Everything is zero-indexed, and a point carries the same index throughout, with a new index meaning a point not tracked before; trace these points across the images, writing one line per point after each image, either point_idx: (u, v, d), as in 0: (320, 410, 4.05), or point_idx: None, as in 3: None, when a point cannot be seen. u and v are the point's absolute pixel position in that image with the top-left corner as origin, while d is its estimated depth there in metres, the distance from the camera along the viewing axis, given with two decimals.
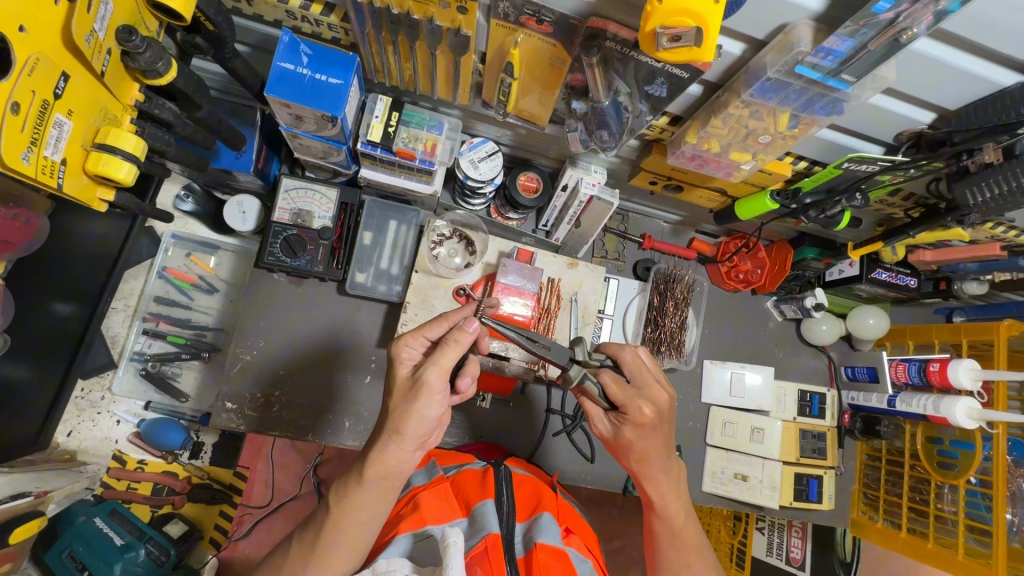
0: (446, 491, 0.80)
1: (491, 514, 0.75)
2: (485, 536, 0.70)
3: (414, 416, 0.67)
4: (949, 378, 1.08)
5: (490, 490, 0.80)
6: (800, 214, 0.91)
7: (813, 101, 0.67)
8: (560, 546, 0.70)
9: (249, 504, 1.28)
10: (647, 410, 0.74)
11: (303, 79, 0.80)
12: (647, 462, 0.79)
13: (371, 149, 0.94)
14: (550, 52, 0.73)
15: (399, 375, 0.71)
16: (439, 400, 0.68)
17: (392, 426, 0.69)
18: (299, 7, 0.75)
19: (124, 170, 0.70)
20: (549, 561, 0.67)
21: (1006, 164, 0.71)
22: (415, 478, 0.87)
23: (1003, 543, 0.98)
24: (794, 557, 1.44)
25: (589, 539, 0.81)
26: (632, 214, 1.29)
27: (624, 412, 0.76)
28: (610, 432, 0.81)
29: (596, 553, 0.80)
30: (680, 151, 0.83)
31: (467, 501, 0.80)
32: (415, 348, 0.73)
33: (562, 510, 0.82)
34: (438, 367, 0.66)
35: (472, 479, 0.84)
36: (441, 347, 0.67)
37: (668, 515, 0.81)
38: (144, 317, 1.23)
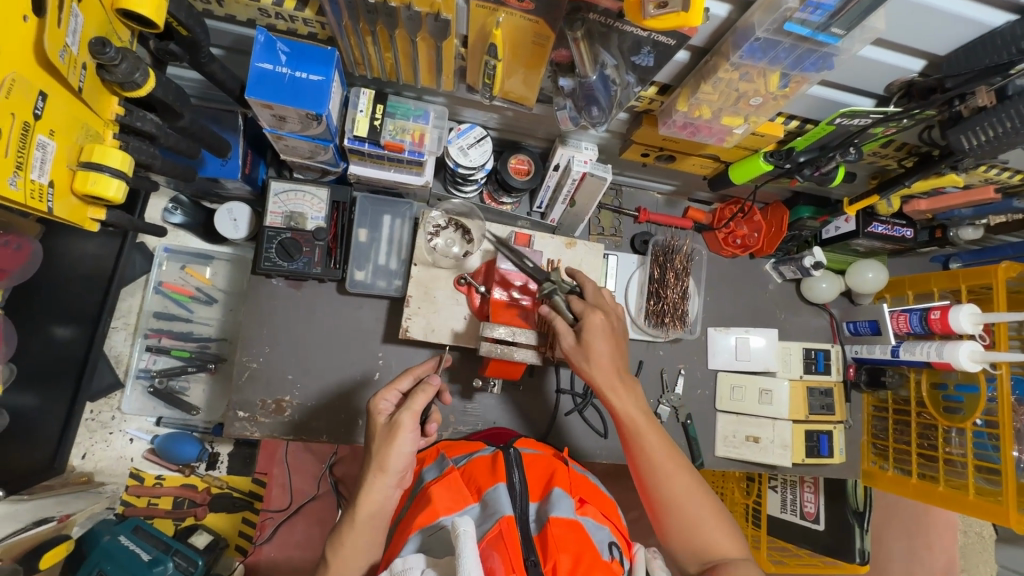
0: (456, 480, 0.81)
1: (503, 497, 0.76)
2: (498, 519, 0.71)
3: (394, 452, 0.77)
4: (950, 324, 1.10)
5: (500, 473, 0.81)
6: (796, 173, 0.90)
7: (803, 57, 0.66)
8: (574, 518, 0.72)
9: (270, 507, 1.28)
10: (601, 317, 0.85)
11: (284, 79, 0.78)
12: (607, 369, 0.84)
13: (359, 145, 0.92)
14: (532, 29, 0.71)
15: (377, 422, 0.81)
16: (413, 439, 0.79)
17: (375, 463, 0.78)
18: (272, 3, 0.73)
19: (113, 187, 0.68)
20: (563, 533, 0.69)
21: (999, 106, 0.69)
22: (426, 474, 0.89)
23: (1011, 479, 1.01)
24: (809, 511, 1.49)
25: (605, 505, 0.83)
26: (626, 187, 1.29)
27: (584, 319, 0.85)
28: (575, 345, 0.84)
29: (614, 519, 0.82)
30: (671, 121, 0.82)
31: (479, 486, 0.81)
32: (389, 400, 0.84)
33: (575, 482, 0.83)
34: (410, 411, 0.79)
35: (482, 466, 0.85)
36: (412, 394, 0.80)
37: (637, 426, 0.83)
38: (145, 333, 1.22)
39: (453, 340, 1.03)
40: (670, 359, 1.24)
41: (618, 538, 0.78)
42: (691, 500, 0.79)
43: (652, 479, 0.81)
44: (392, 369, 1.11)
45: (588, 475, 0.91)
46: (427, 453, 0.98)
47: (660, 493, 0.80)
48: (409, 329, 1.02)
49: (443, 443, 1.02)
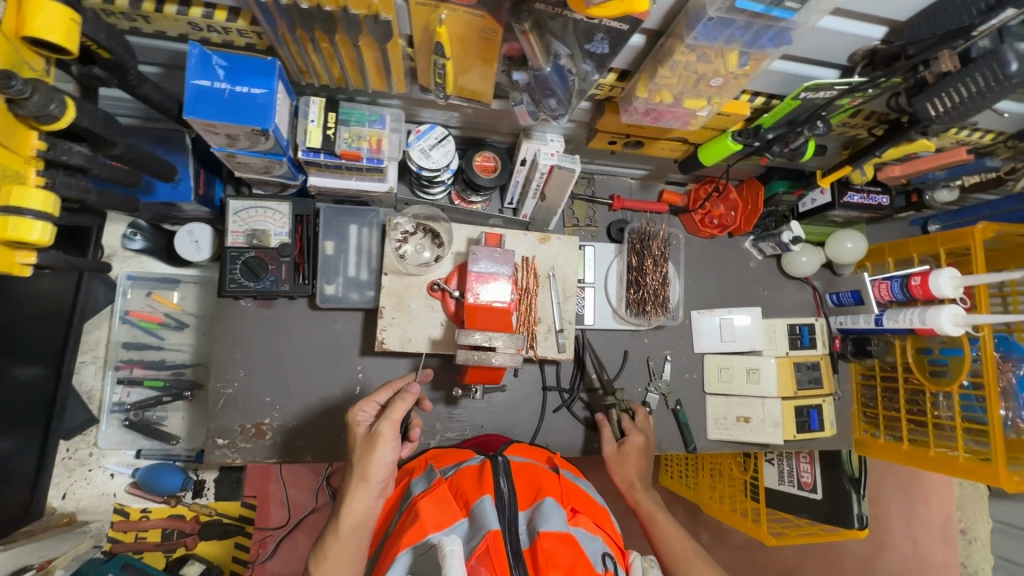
0: (444, 494, 0.79)
1: (490, 510, 0.74)
2: (486, 534, 0.69)
3: (374, 462, 0.80)
4: (931, 290, 1.09)
5: (487, 484, 0.79)
6: (763, 151, 0.89)
7: (761, 33, 0.63)
8: (564, 530, 0.70)
9: (268, 525, 1.27)
10: (642, 438, 1.07)
11: (224, 95, 0.74)
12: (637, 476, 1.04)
13: (314, 156, 0.89)
14: (479, 24, 0.67)
15: (357, 434, 0.84)
16: (393, 447, 0.81)
17: (358, 472, 0.80)
18: (201, 15, 0.68)
19: (37, 230, 0.65)
20: (554, 548, 0.67)
21: (963, 71, 0.66)
22: (415, 487, 0.86)
23: (999, 439, 1.01)
24: (805, 482, 1.47)
25: (597, 512, 0.81)
26: (597, 175, 1.26)
27: (627, 434, 1.08)
28: (614, 451, 1.07)
29: (606, 527, 0.80)
30: (632, 108, 0.79)
31: (467, 500, 0.79)
32: (368, 412, 0.87)
33: (565, 491, 0.81)
34: (389, 420, 0.81)
35: (469, 476, 0.82)
36: (389, 404, 0.82)
37: (658, 519, 0.96)
38: (116, 366, 1.18)
39: (431, 348, 1.01)
40: (656, 347, 1.23)
41: (611, 548, 0.76)
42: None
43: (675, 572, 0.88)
44: (373, 382, 1.08)
45: (579, 481, 0.89)
46: (417, 463, 0.96)
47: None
48: (385, 341, 1.00)
49: (433, 452, 0.99)
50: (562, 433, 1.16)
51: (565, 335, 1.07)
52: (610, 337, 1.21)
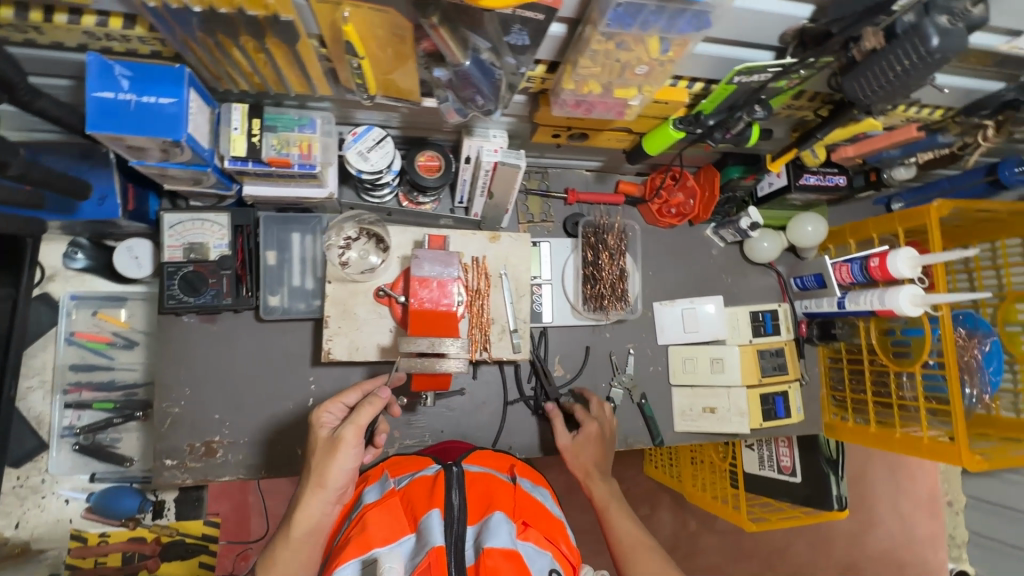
0: (395, 505, 0.74)
1: (437, 526, 0.69)
2: (430, 551, 0.66)
3: (333, 468, 0.76)
4: (889, 270, 1.08)
5: (438, 497, 0.74)
6: (706, 138, 0.87)
7: (676, 17, 0.61)
8: (511, 546, 0.66)
9: (247, 539, 1.26)
10: (597, 425, 1.06)
11: (129, 106, 0.70)
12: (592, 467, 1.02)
13: (242, 165, 0.86)
14: (387, 19, 0.65)
15: (319, 437, 0.81)
16: (355, 454, 0.77)
17: (315, 478, 0.76)
18: (94, 24, 0.64)
19: None
20: (499, 566, 0.63)
21: (887, 48, 0.64)
22: (366, 495, 0.80)
23: (961, 418, 0.99)
24: (785, 465, 1.39)
25: (550, 526, 0.76)
26: (552, 169, 1.23)
27: (581, 424, 1.07)
28: (569, 442, 1.04)
29: (559, 542, 0.75)
30: (561, 100, 0.76)
31: (416, 514, 0.74)
32: (334, 413, 0.84)
33: (518, 502, 0.77)
34: (354, 425, 0.77)
35: (422, 488, 0.77)
36: (357, 408, 0.78)
37: (612, 512, 0.93)
38: (64, 389, 1.15)
39: (380, 355, 0.98)
40: (618, 341, 1.21)
41: (561, 564, 0.72)
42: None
43: (626, 564, 0.85)
44: (326, 393, 1.05)
45: (537, 491, 0.84)
46: (374, 470, 0.90)
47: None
48: (331, 351, 0.97)
49: (392, 459, 0.93)
50: (525, 434, 1.14)
51: (520, 335, 1.04)
52: (570, 334, 1.19)
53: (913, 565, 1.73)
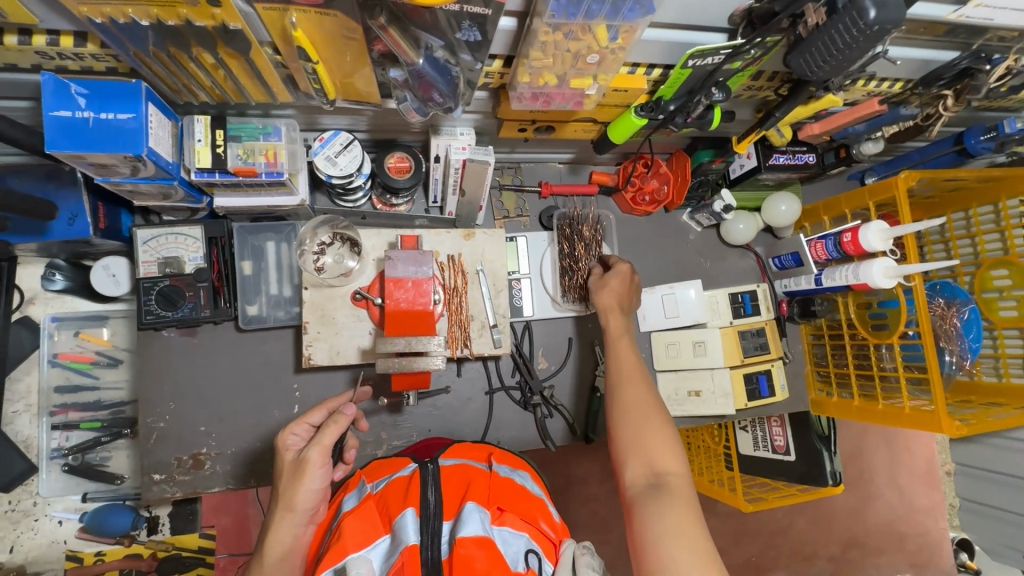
0: (370, 509, 0.74)
1: (411, 524, 0.70)
2: (403, 550, 0.67)
3: (302, 490, 0.75)
4: (862, 245, 1.09)
5: (413, 497, 0.74)
6: (668, 123, 0.87)
7: (619, 4, 0.61)
8: (483, 534, 0.67)
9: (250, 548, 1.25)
10: (629, 266, 1.06)
11: (88, 124, 0.71)
12: (612, 302, 1.01)
13: (209, 176, 0.86)
14: (336, 23, 0.65)
15: (285, 459, 0.80)
16: (323, 474, 0.77)
17: (284, 502, 0.76)
18: (45, 44, 0.65)
19: None
20: (472, 554, 0.64)
21: (829, 23, 0.65)
22: (344, 504, 0.80)
23: (939, 388, 1.00)
24: (779, 445, 1.40)
25: (528, 506, 0.77)
26: (525, 163, 1.23)
27: (613, 265, 1.07)
28: (598, 278, 1.06)
29: (537, 520, 0.76)
30: (519, 93, 0.77)
31: (391, 514, 0.74)
32: (300, 434, 0.82)
33: (494, 490, 0.77)
34: (318, 445, 0.76)
35: (398, 490, 0.77)
36: (321, 428, 0.77)
37: (618, 346, 0.95)
38: (51, 411, 1.15)
39: (361, 358, 0.99)
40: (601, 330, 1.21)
41: (538, 543, 0.73)
42: (646, 413, 0.84)
43: (614, 389, 0.89)
44: (311, 399, 1.06)
45: (515, 474, 0.85)
46: (350, 479, 0.89)
47: (617, 401, 0.87)
48: (312, 357, 0.98)
49: (369, 464, 0.93)
50: (512, 428, 1.14)
51: (499, 330, 1.05)
52: (551, 326, 1.20)
53: (912, 535, 1.77)
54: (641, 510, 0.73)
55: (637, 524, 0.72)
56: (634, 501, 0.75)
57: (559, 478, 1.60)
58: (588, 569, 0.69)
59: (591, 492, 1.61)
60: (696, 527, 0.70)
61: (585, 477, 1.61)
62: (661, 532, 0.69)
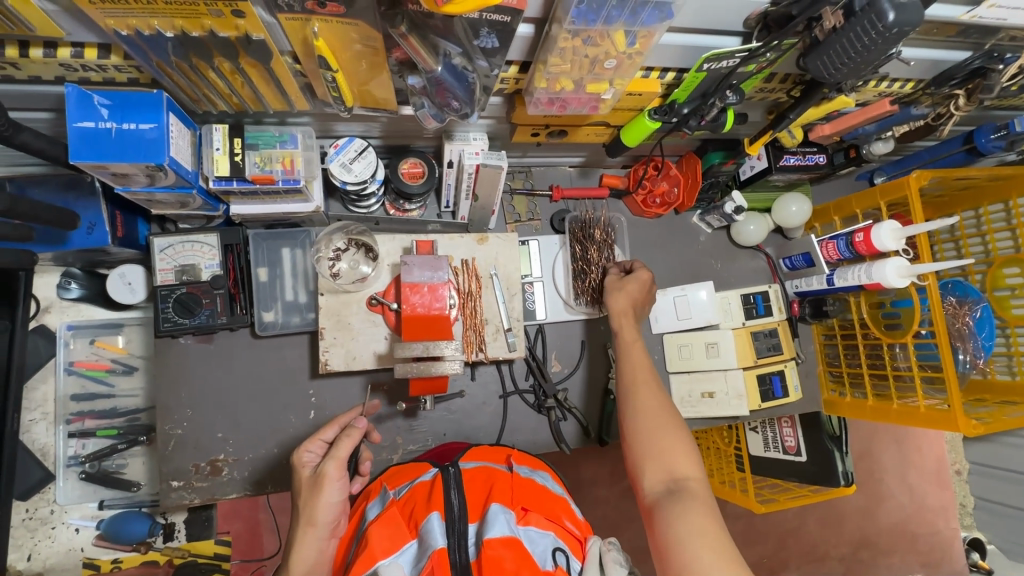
0: (394, 516, 0.74)
1: (438, 528, 0.70)
2: (432, 554, 0.67)
3: (321, 504, 0.75)
4: (874, 244, 1.09)
5: (437, 501, 0.75)
6: (682, 126, 0.88)
7: (638, 10, 0.62)
8: (509, 534, 0.67)
9: (264, 555, 1.26)
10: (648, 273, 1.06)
11: (110, 134, 0.72)
12: (625, 305, 1.01)
13: (227, 184, 0.86)
14: (357, 32, 0.65)
15: (302, 475, 0.81)
16: (340, 486, 0.77)
17: (304, 517, 0.75)
18: (69, 56, 0.66)
19: None
20: (501, 555, 0.64)
21: (846, 26, 0.65)
22: (368, 513, 0.80)
23: (955, 387, 1.00)
24: (790, 446, 1.39)
25: (551, 505, 0.78)
26: (535, 167, 1.24)
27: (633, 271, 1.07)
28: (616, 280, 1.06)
29: (562, 520, 0.76)
30: (535, 99, 0.78)
31: (417, 519, 0.74)
32: (314, 451, 0.83)
33: (517, 491, 0.78)
34: (334, 459, 0.77)
35: (421, 494, 0.78)
36: (335, 442, 0.79)
37: (631, 351, 0.95)
38: (67, 419, 1.16)
39: (377, 363, 0.99)
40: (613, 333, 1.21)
41: (565, 541, 0.73)
42: (661, 419, 0.84)
43: (627, 395, 0.89)
44: (327, 405, 1.06)
45: (536, 475, 0.86)
46: (371, 488, 0.89)
47: (632, 407, 0.87)
48: (329, 362, 0.98)
49: (389, 470, 0.93)
50: (526, 431, 1.15)
51: (514, 334, 1.05)
52: (564, 329, 1.20)
53: (924, 535, 1.76)
54: (663, 515, 0.73)
55: (658, 529, 0.72)
56: (654, 507, 0.75)
57: (570, 480, 1.60)
58: (616, 564, 0.71)
59: (603, 495, 1.61)
60: (718, 529, 0.70)
61: (596, 479, 1.61)
62: (685, 535, 0.70)
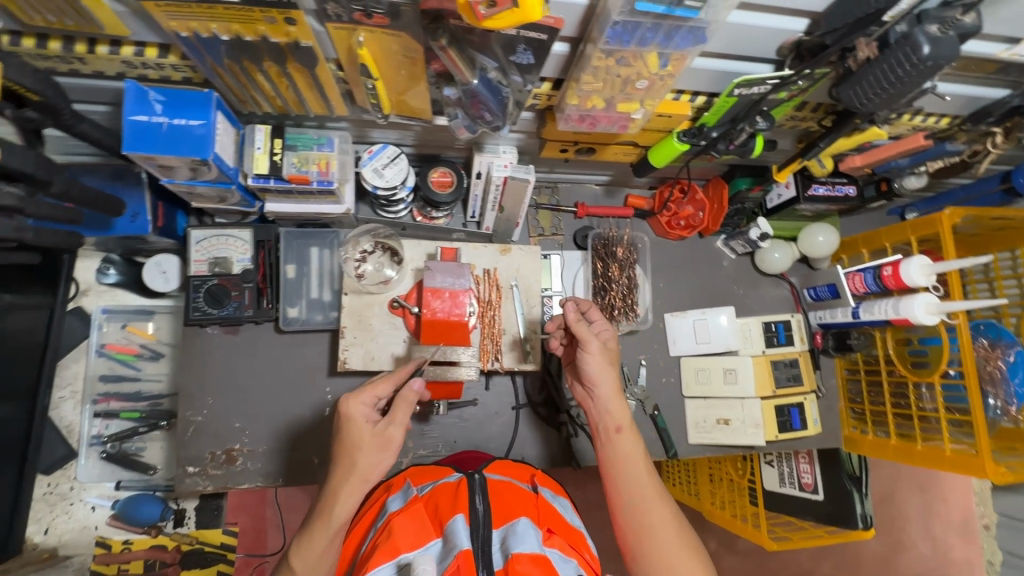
0: (419, 511, 0.75)
1: (463, 530, 0.70)
2: (457, 554, 0.66)
3: (378, 464, 0.73)
4: (903, 279, 1.07)
5: (462, 504, 0.75)
6: (711, 150, 0.88)
7: (673, 33, 0.63)
8: (538, 552, 0.66)
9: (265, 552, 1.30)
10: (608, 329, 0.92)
11: (161, 128, 0.76)
12: (613, 391, 0.86)
13: (264, 182, 0.90)
14: (399, 43, 0.68)
15: (360, 432, 0.74)
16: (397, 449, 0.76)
17: (356, 472, 0.72)
18: (131, 53, 0.70)
19: None
20: (527, 571, 0.63)
21: (881, 57, 0.66)
22: (390, 504, 0.81)
23: (984, 431, 0.97)
24: (806, 482, 1.36)
25: (573, 534, 0.77)
26: (562, 184, 1.26)
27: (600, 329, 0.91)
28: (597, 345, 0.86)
29: (583, 550, 0.75)
30: (566, 115, 0.80)
31: (442, 518, 0.75)
32: (364, 405, 0.76)
33: (541, 511, 0.77)
34: (401, 425, 0.75)
35: (446, 493, 0.79)
36: (396, 407, 0.76)
37: (631, 452, 0.82)
38: (94, 399, 1.20)
39: (394, 365, 1.01)
40: (630, 352, 1.22)
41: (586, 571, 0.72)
42: (672, 537, 0.75)
43: (632, 507, 0.78)
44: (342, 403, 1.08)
45: (558, 500, 0.85)
46: (394, 481, 0.90)
47: (640, 522, 0.77)
48: (347, 361, 1.00)
49: (410, 468, 0.94)
50: (537, 444, 1.14)
51: (530, 345, 1.06)
52: None
53: None
54: None
55: None
56: None
57: (577, 500, 1.58)
58: None
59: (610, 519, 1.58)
60: None
61: (603, 502, 1.58)
62: None
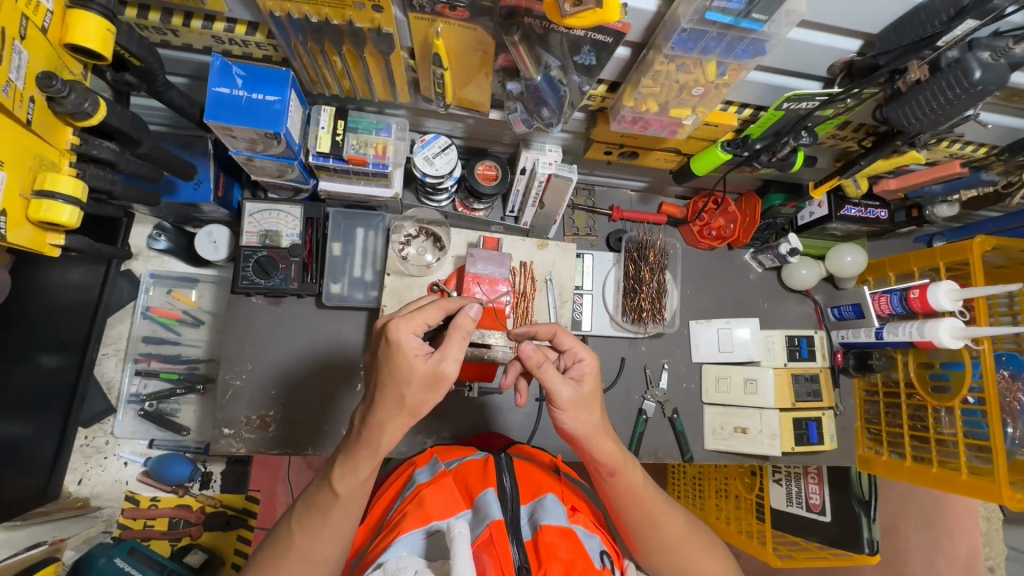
0: (449, 483, 0.79)
1: (494, 502, 0.74)
2: (488, 522, 0.70)
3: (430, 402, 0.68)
4: (929, 302, 1.09)
5: (491, 479, 0.79)
6: (753, 161, 0.91)
7: (734, 44, 0.67)
8: (566, 525, 0.70)
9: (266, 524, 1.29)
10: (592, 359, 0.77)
11: (241, 101, 0.81)
12: (602, 434, 0.76)
13: (323, 160, 0.95)
14: (473, 36, 0.73)
15: (411, 366, 0.66)
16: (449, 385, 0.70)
17: (406, 406, 0.67)
18: (223, 29, 0.75)
19: (67, 212, 0.68)
20: (556, 541, 0.67)
21: (931, 79, 0.69)
22: (419, 476, 0.85)
23: (1002, 457, 0.98)
24: (814, 503, 1.37)
25: (595, 514, 0.81)
26: (598, 187, 1.30)
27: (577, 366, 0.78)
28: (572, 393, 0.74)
29: (605, 528, 0.79)
30: (619, 116, 0.84)
31: (470, 491, 0.79)
32: (412, 329, 0.68)
33: (566, 490, 0.81)
34: (456, 360, 0.68)
35: (474, 469, 0.83)
36: (449, 336, 0.67)
37: (634, 488, 0.78)
38: (135, 358, 1.25)
39: None
40: (653, 355, 1.25)
41: (609, 547, 0.76)
42: (691, 545, 0.78)
43: (648, 532, 0.78)
44: None
45: (578, 483, 0.89)
46: (421, 456, 0.94)
47: (657, 543, 0.78)
48: None
49: (436, 445, 0.98)
50: (557, 437, 1.17)
51: None
52: (607, 343, 1.23)
53: None
54: None
55: None
56: None
57: None
58: None
59: None
60: None
61: None
62: None
